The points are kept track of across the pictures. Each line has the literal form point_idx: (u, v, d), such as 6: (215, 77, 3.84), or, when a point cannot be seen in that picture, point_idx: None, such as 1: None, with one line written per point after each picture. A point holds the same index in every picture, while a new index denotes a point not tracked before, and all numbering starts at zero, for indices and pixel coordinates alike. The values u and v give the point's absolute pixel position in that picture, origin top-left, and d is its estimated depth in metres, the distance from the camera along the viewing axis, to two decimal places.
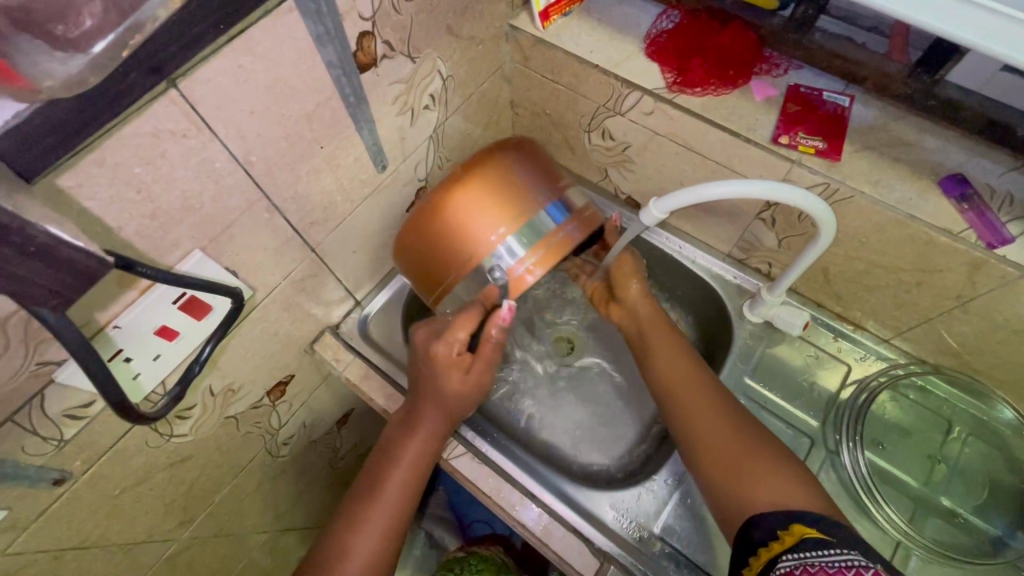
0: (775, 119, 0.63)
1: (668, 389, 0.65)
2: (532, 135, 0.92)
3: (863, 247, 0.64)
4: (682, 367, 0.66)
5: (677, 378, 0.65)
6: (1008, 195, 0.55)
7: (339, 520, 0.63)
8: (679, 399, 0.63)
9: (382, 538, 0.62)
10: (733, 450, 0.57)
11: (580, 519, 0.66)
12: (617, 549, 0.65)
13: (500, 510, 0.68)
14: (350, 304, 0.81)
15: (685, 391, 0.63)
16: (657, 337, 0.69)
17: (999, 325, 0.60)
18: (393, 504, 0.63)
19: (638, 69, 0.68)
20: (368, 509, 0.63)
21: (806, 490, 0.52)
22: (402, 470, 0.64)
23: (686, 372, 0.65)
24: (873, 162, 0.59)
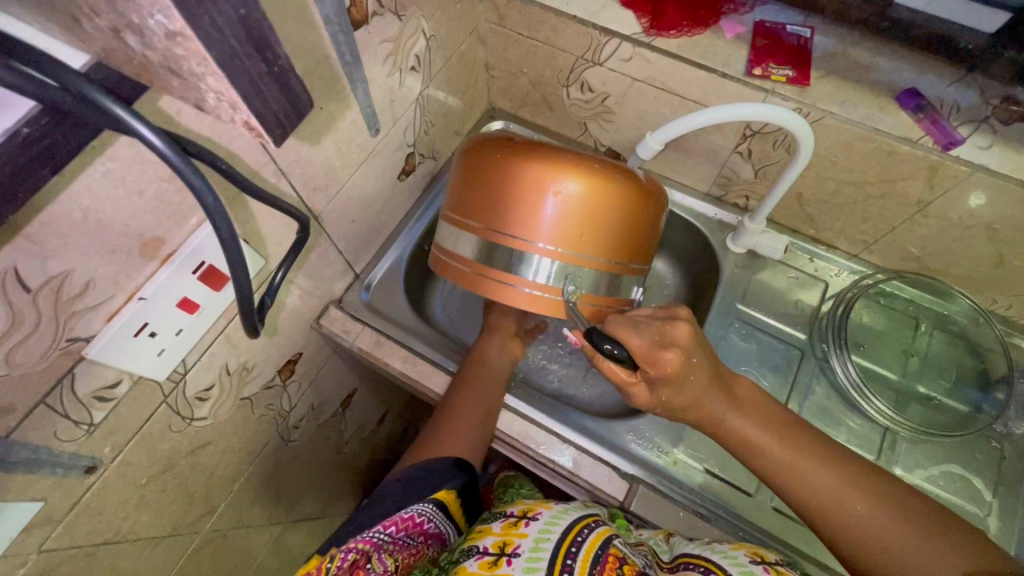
0: (747, 53, 0.67)
1: (821, 514, 0.53)
2: (509, 96, 0.94)
3: (833, 166, 0.70)
4: (862, 495, 0.52)
5: (843, 517, 0.52)
6: (955, 105, 0.62)
7: (428, 434, 0.68)
8: (869, 549, 0.51)
9: (461, 434, 0.66)
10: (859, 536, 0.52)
11: (605, 450, 0.70)
12: (642, 471, 0.70)
13: (528, 451, 0.71)
14: (350, 277, 0.81)
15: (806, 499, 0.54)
16: (795, 465, 0.54)
17: (956, 224, 0.67)
18: (473, 409, 0.68)
19: (614, 19, 0.72)
20: (450, 420, 0.67)
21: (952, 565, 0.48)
22: (477, 384, 0.70)
23: (857, 510, 0.51)
24: (838, 85, 0.65)
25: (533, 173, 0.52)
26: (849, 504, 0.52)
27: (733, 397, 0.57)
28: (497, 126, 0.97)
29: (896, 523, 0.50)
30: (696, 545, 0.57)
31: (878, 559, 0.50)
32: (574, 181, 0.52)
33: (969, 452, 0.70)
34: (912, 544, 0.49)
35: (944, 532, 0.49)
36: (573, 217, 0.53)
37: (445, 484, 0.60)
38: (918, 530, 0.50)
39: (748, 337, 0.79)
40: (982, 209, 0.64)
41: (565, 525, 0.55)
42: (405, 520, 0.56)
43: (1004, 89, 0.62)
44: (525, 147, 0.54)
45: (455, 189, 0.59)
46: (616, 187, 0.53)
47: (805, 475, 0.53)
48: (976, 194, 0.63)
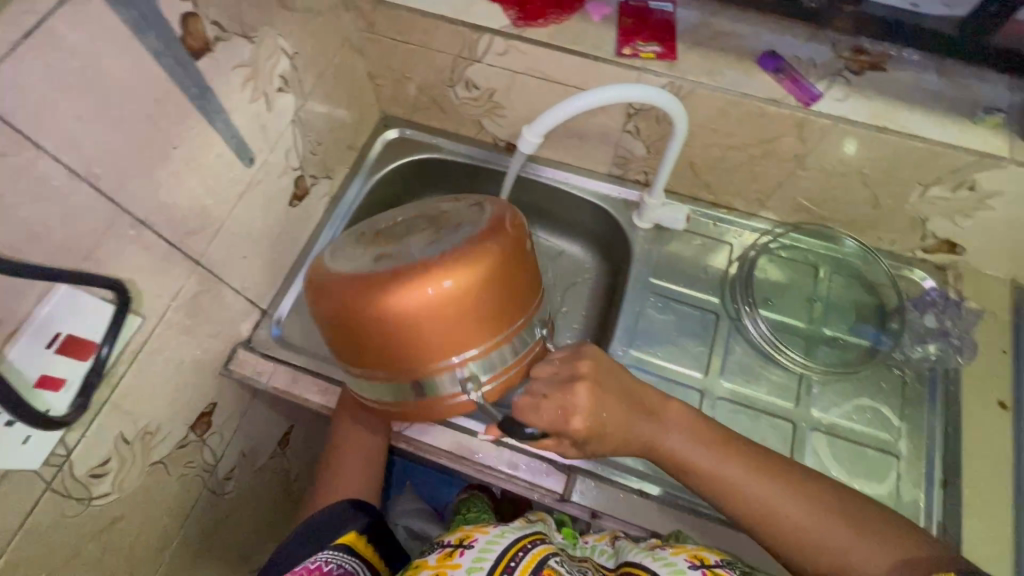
0: (615, 34, 0.68)
1: (760, 520, 0.53)
2: (400, 103, 0.92)
3: (714, 133, 0.72)
4: (794, 498, 0.52)
5: (775, 519, 0.52)
6: (812, 62, 0.65)
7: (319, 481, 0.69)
8: (808, 550, 0.51)
9: (362, 475, 0.68)
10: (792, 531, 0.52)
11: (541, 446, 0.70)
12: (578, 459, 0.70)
13: (464, 460, 0.70)
14: (257, 315, 0.77)
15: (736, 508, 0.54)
16: (733, 477, 0.54)
17: (831, 173, 0.71)
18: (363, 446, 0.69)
19: (482, 14, 0.71)
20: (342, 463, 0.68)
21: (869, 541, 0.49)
22: (359, 425, 0.70)
23: (794, 510, 0.52)
24: (704, 55, 0.66)
25: (393, 309, 0.47)
26: (784, 506, 0.52)
27: (659, 421, 0.56)
28: (393, 135, 0.95)
29: (825, 518, 0.51)
30: (642, 551, 0.59)
31: (818, 559, 0.50)
32: (436, 300, 0.47)
33: (875, 383, 0.75)
34: (841, 536, 0.50)
35: (867, 520, 0.51)
36: (453, 329, 0.49)
37: (348, 526, 0.61)
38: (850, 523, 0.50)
39: (665, 308, 0.81)
40: (850, 157, 0.68)
41: (498, 551, 0.57)
42: (315, 566, 0.57)
43: (852, 41, 0.65)
44: (374, 283, 0.48)
45: (319, 328, 0.53)
46: (480, 273, 0.48)
47: (743, 486, 0.53)
48: (848, 141, 0.65)
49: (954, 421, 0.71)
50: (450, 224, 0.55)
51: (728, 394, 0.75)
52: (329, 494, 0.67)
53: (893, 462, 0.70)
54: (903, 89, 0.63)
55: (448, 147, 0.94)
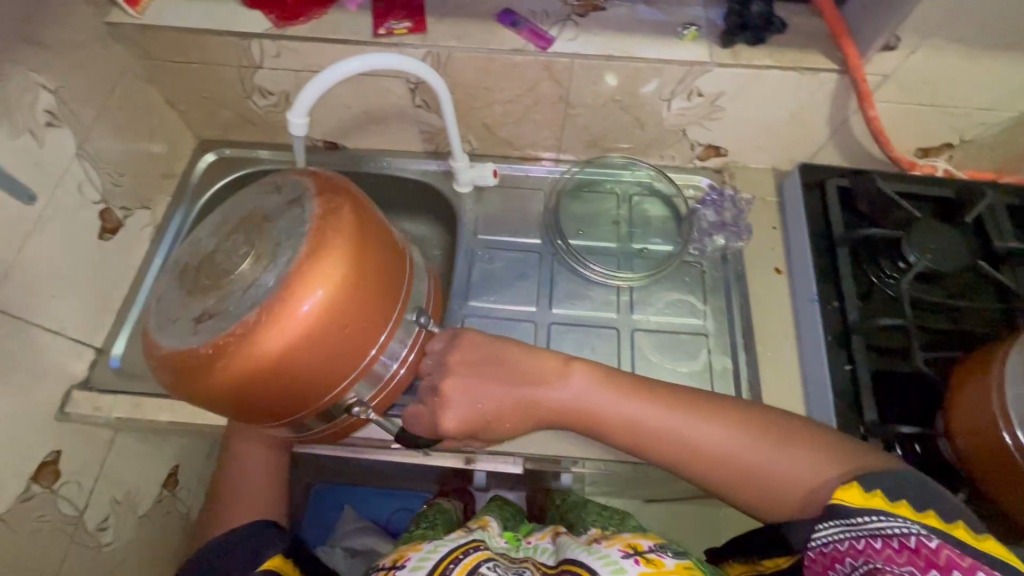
0: (370, 19, 0.74)
1: (695, 454, 0.58)
2: (211, 126, 0.94)
3: (486, 91, 0.79)
4: (720, 425, 0.57)
5: (708, 450, 0.57)
6: (542, 13, 0.74)
7: (222, 506, 0.68)
8: (711, 462, 0.57)
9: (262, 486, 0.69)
10: (719, 454, 0.57)
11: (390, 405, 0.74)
12: None
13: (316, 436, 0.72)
14: (89, 354, 0.77)
15: (673, 451, 0.59)
16: (625, 408, 0.60)
17: (594, 106, 0.81)
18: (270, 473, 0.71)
19: (244, 22, 0.75)
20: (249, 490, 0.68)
21: (805, 455, 0.54)
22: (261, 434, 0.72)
23: (696, 429, 0.58)
24: (451, 22, 0.74)
25: (273, 345, 0.49)
26: (691, 428, 0.58)
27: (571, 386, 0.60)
28: (212, 156, 0.96)
29: (754, 442, 0.56)
30: (579, 547, 0.63)
31: (748, 477, 0.56)
32: (328, 319, 0.51)
33: (680, 279, 0.85)
34: (738, 440, 0.57)
35: (761, 419, 0.58)
36: (330, 346, 0.52)
37: (274, 548, 0.59)
38: (736, 427, 0.57)
39: (493, 258, 0.87)
40: (600, 88, 0.78)
41: (437, 556, 0.63)
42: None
43: None
44: (222, 351, 0.50)
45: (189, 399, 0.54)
46: (332, 282, 0.51)
47: (643, 417, 0.59)
48: (608, 75, 0.75)
49: (744, 293, 0.82)
50: (269, 236, 0.54)
51: (559, 319, 0.82)
52: (234, 513, 0.67)
53: (703, 340, 0.80)
54: (621, 23, 0.74)
55: (271, 158, 0.97)
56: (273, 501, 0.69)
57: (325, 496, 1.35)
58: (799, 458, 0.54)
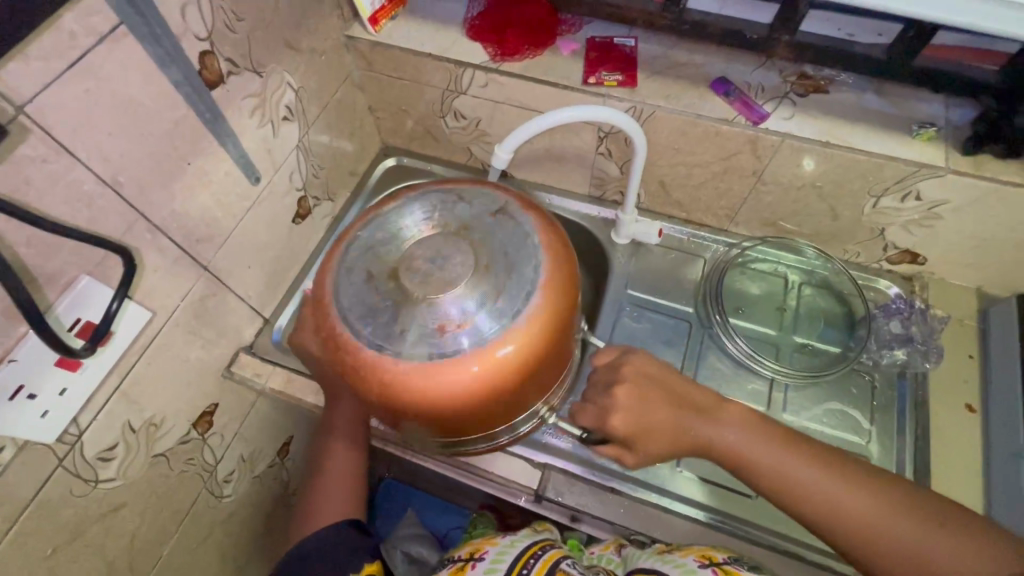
0: (582, 66, 0.76)
1: (824, 512, 0.52)
2: (398, 134, 1.01)
3: (678, 152, 0.78)
4: (850, 483, 0.52)
5: (839, 503, 0.51)
6: (760, 87, 0.72)
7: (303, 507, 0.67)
8: (874, 544, 0.50)
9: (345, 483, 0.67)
10: (864, 517, 0.50)
11: (521, 446, 0.73)
12: (553, 457, 0.73)
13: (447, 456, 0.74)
14: (259, 323, 0.84)
15: (800, 492, 0.53)
16: (802, 473, 0.53)
17: (788, 187, 0.76)
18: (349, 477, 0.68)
19: (464, 52, 0.80)
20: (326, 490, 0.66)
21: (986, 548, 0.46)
22: (345, 434, 0.68)
23: (850, 501, 0.51)
24: (660, 82, 0.74)
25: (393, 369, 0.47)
26: (823, 482, 0.52)
27: (712, 416, 0.58)
28: (391, 162, 1.04)
29: (901, 514, 0.49)
30: (650, 557, 0.60)
31: (889, 550, 0.49)
32: (503, 380, 0.48)
33: (845, 387, 0.77)
34: (882, 508, 0.50)
35: (922, 502, 0.50)
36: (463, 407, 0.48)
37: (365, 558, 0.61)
38: (917, 525, 0.49)
39: (639, 317, 0.85)
40: (803, 170, 0.73)
41: (510, 560, 0.60)
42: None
43: (795, 68, 0.72)
44: (433, 318, 0.47)
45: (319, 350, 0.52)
46: (523, 360, 0.48)
47: (786, 471, 0.53)
48: (809, 159, 0.71)
49: (922, 423, 0.72)
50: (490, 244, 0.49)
51: None
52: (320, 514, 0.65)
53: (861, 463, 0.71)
54: (844, 109, 0.70)
55: (441, 173, 1.02)
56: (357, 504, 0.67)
57: (395, 491, 1.33)
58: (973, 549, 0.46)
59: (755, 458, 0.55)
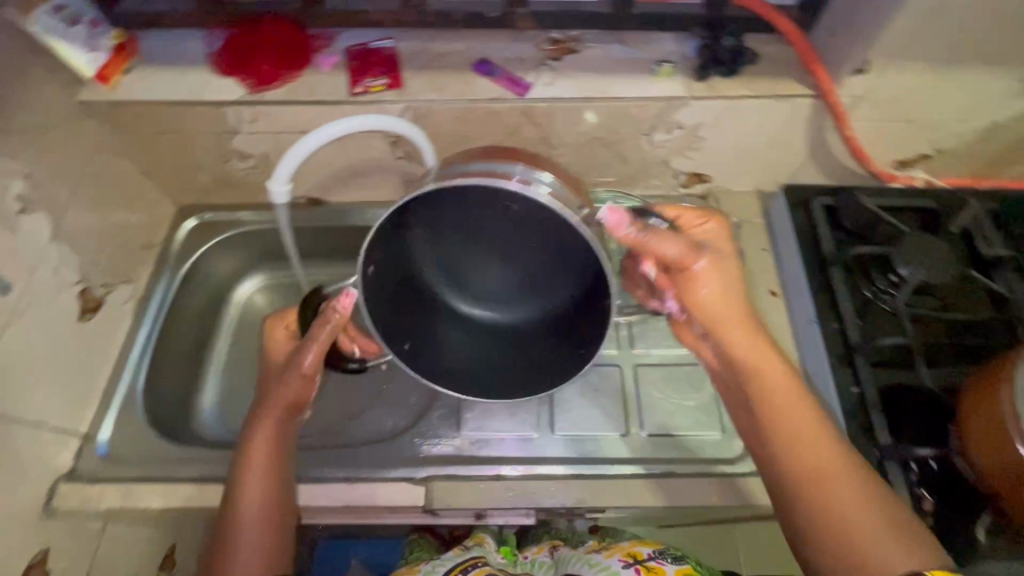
0: (347, 77, 0.74)
1: (816, 480, 0.53)
2: (190, 191, 0.92)
3: (468, 139, 0.79)
4: (854, 490, 0.52)
5: (835, 494, 0.52)
6: (520, 60, 0.75)
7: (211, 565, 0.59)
8: (818, 483, 0.53)
9: (268, 557, 0.60)
10: (837, 514, 0.51)
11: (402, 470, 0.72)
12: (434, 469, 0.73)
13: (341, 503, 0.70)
14: (74, 442, 0.73)
15: (800, 463, 0.54)
16: (744, 351, 0.60)
17: (575, 146, 0.81)
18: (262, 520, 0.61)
19: (218, 90, 0.74)
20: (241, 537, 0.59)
21: (912, 551, 0.48)
22: (264, 462, 0.63)
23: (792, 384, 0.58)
24: (426, 77, 0.74)
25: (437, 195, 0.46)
26: (804, 436, 0.55)
27: (747, 330, 0.61)
28: (192, 222, 0.94)
29: (870, 512, 0.51)
30: (580, 560, 0.67)
31: (842, 547, 0.50)
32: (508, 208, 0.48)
33: None
34: (867, 513, 0.51)
35: (894, 511, 0.51)
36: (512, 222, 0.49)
37: None
38: (846, 454, 0.54)
39: None
40: (581, 127, 0.78)
41: None
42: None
43: (546, 35, 0.76)
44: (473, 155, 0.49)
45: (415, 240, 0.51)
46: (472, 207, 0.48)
47: (740, 362, 0.61)
48: (583, 116, 0.75)
49: None
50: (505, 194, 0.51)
51: None
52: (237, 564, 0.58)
53: (706, 370, 0.79)
54: (598, 64, 0.75)
55: (252, 219, 0.95)
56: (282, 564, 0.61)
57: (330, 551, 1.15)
58: (907, 558, 0.48)
59: (738, 343, 0.61)
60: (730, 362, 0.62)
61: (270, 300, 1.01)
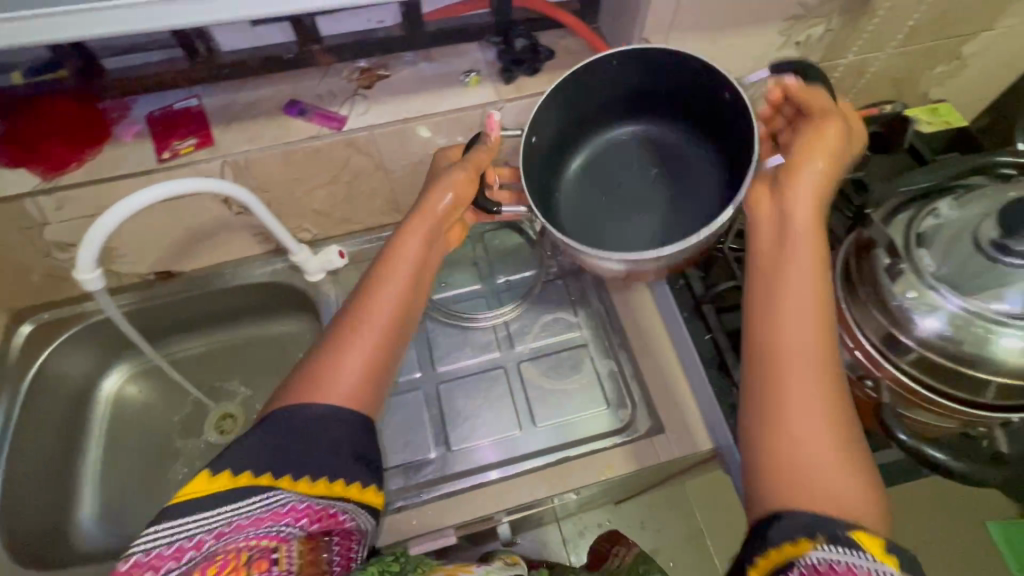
0: (152, 143, 0.71)
1: (769, 351, 0.47)
2: (16, 294, 0.84)
3: (300, 180, 0.79)
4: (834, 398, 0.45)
5: (789, 350, 0.46)
6: (331, 94, 0.75)
7: (306, 379, 0.53)
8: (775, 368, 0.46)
9: (364, 381, 0.54)
10: (827, 421, 0.44)
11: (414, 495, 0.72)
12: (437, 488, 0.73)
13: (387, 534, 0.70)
14: None
15: (760, 301, 0.49)
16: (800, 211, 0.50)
17: (412, 166, 0.83)
18: (368, 355, 0.55)
19: (6, 185, 0.68)
20: (346, 355, 0.54)
21: (852, 471, 0.43)
22: (400, 283, 0.58)
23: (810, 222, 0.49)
24: (237, 127, 0.73)
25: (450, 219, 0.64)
26: (787, 315, 0.47)
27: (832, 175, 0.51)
28: (29, 327, 0.86)
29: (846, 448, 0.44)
30: None
31: (801, 466, 0.43)
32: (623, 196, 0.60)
33: (548, 298, 0.88)
34: (828, 422, 0.44)
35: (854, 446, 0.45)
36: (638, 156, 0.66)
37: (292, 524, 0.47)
38: (829, 338, 0.48)
39: None
40: (410, 147, 0.79)
41: None
42: (320, 512, 0.49)
43: (353, 64, 0.76)
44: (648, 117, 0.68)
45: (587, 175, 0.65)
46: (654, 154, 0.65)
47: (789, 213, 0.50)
48: (408, 137, 0.77)
49: (606, 292, 0.86)
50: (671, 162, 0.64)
51: (444, 377, 0.82)
52: (341, 378, 0.53)
53: (584, 350, 0.83)
54: (409, 84, 0.76)
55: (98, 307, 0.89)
56: (373, 400, 0.54)
57: None
58: (849, 481, 0.43)
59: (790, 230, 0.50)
60: (781, 212, 0.50)
61: (145, 387, 0.96)
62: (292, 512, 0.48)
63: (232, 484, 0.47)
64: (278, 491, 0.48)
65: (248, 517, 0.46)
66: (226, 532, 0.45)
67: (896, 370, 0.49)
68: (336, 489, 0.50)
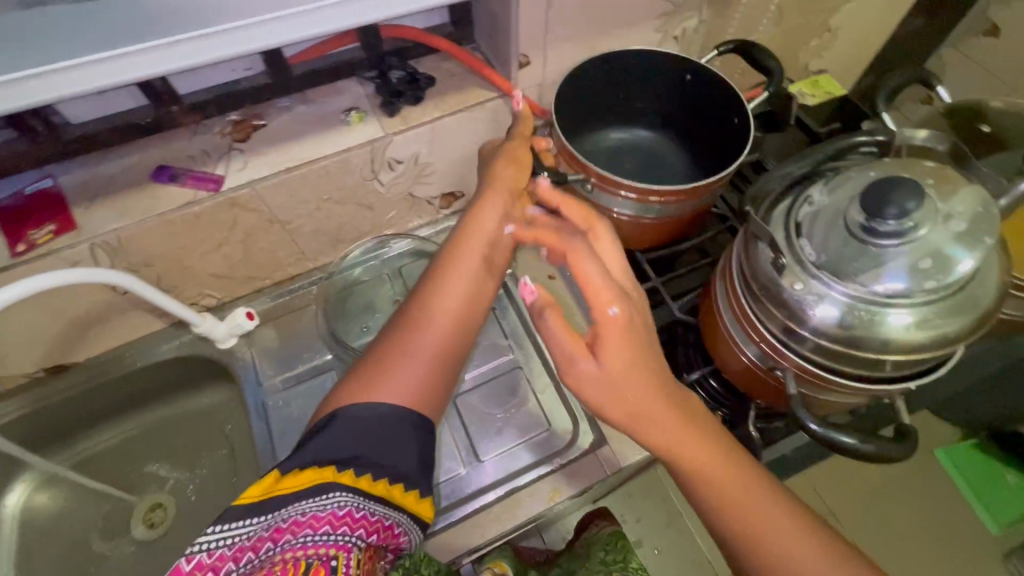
0: (4, 236, 0.64)
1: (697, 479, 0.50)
2: None
3: (187, 247, 0.73)
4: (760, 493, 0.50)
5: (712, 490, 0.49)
6: (203, 152, 0.69)
7: (369, 367, 0.53)
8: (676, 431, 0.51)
9: (432, 372, 0.54)
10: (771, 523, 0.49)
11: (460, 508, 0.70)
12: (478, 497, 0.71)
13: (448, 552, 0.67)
14: None
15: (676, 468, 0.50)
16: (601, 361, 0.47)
17: (309, 214, 0.79)
18: (434, 348, 0.54)
19: None
20: (412, 347, 0.54)
21: (814, 535, 0.48)
22: (474, 263, 0.60)
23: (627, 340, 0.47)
24: (101, 204, 0.66)
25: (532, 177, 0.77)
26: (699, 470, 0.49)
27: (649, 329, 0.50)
28: None
29: (796, 524, 0.49)
30: None
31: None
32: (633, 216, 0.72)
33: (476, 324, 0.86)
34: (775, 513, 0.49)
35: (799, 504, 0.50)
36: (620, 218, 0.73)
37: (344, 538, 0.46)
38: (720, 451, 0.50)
39: (291, 396, 0.82)
40: (302, 196, 0.75)
41: None
42: (376, 522, 0.48)
43: (224, 118, 0.71)
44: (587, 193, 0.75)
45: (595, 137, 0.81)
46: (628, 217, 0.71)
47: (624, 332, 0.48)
48: (298, 186, 0.73)
49: (533, 309, 0.84)
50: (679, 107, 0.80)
51: None
52: (405, 372, 0.53)
53: (519, 373, 0.81)
54: (289, 130, 0.72)
55: None
56: (434, 402, 0.54)
57: None
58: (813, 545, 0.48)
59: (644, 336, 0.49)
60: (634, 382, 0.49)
61: (56, 493, 0.87)
62: (341, 521, 0.46)
63: (298, 481, 0.46)
64: (340, 491, 0.47)
65: (309, 518, 0.45)
66: (279, 539, 0.44)
67: (798, 357, 0.50)
68: (397, 492, 0.50)
